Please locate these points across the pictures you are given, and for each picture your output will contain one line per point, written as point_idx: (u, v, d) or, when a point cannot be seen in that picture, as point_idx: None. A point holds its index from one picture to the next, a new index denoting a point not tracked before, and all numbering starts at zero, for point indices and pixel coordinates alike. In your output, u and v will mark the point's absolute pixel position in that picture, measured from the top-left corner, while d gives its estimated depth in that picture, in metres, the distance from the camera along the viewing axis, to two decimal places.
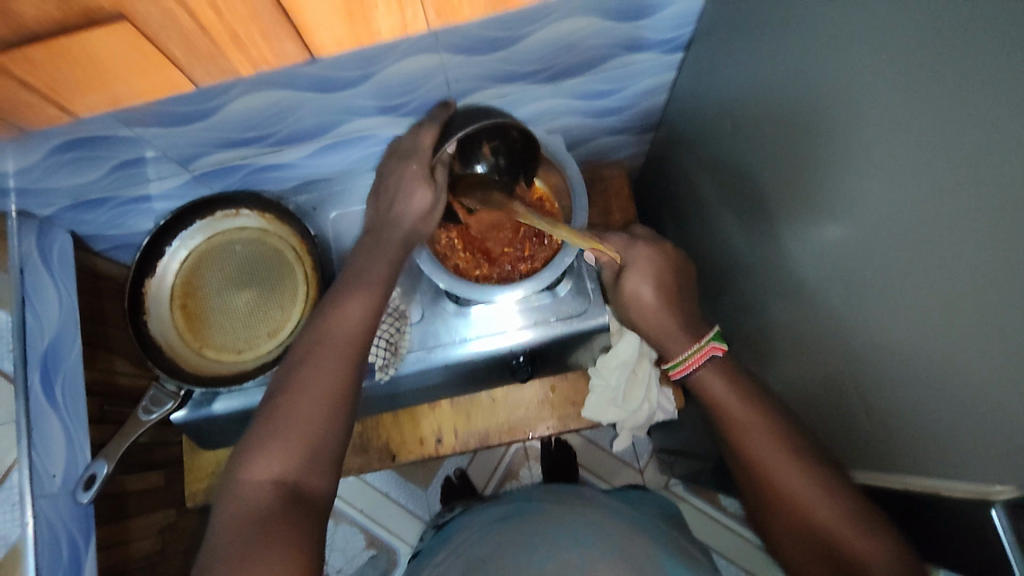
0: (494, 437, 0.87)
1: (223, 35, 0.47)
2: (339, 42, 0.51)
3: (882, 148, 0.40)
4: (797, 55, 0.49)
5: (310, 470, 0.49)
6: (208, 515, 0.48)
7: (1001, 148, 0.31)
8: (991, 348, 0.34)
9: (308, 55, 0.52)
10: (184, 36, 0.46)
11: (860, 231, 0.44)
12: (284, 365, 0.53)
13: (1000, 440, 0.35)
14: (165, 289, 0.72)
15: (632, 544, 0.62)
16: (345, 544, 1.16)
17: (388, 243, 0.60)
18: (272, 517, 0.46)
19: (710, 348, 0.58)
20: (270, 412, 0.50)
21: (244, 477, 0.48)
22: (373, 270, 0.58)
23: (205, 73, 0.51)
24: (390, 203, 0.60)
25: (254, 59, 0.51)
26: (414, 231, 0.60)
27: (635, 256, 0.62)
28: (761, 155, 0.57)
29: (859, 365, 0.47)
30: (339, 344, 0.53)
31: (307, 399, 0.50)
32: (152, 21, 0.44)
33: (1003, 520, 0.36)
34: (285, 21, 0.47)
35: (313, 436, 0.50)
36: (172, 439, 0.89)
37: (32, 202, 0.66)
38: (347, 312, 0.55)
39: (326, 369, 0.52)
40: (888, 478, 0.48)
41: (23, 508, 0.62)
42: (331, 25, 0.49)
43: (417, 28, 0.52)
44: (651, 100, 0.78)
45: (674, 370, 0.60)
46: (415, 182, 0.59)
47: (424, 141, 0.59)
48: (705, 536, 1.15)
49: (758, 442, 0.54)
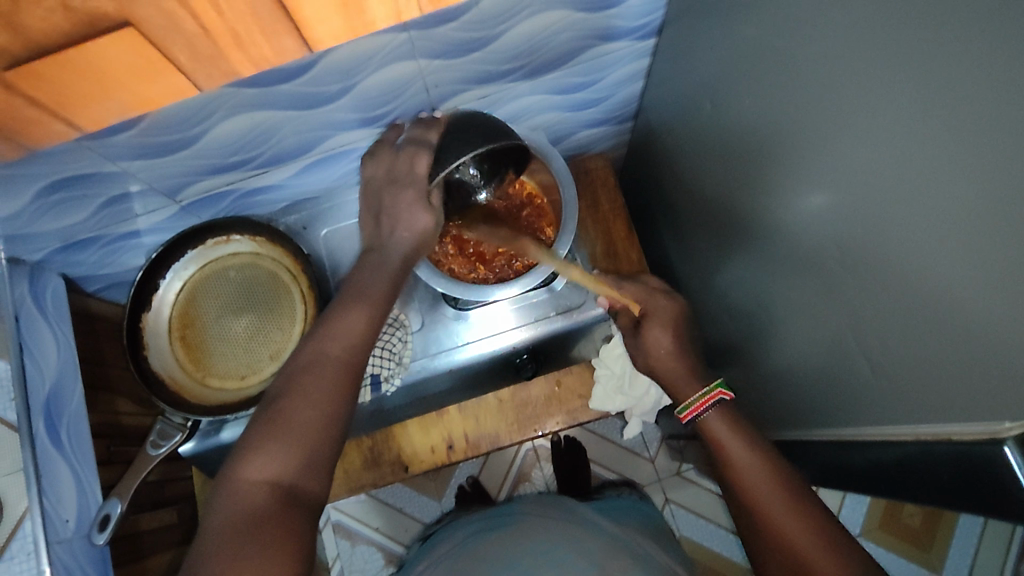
0: (505, 437, 0.87)
1: (224, 34, 0.45)
2: (336, 35, 0.50)
3: (861, 107, 0.41)
4: (768, 27, 0.50)
5: (307, 474, 0.48)
6: (204, 511, 0.47)
7: (981, 92, 0.32)
8: (989, 286, 0.35)
9: (305, 52, 0.51)
10: (188, 39, 0.45)
11: (845, 193, 0.45)
12: (287, 366, 0.52)
13: (1005, 378, 0.35)
14: (162, 322, 0.72)
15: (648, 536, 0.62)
16: (363, 564, 1.16)
17: (389, 257, 0.57)
18: (269, 520, 0.45)
19: (717, 394, 0.57)
20: (271, 414, 0.49)
21: (242, 476, 0.47)
22: (374, 280, 0.56)
23: (207, 77, 0.49)
24: (388, 227, 0.57)
25: (255, 59, 0.49)
26: (415, 249, 0.58)
27: (658, 308, 0.64)
28: (740, 128, 0.58)
29: (860, 324, 0.47)
30: (338, 353, 0.52)
31: (306, 402, 0.49)
32: (156, 24, 0.43)
33: (1016, 455, 0.37)
34: (285, 16, 0.45)
35: (312, 438, 0.48)
36: (181, 474, 0.88)
37: (22, 248, 0.65)
38: (347, 321, 0.53)
39: (327, 376, 0.50)
40: (899, 429, 0.47)
41: (40, 557, 0.62)
42: (329, 17, 0.47)
43: (410, 15, 0.51)
44: (628, 89, 0.79)
45: (683, 413, 0.59)
46: (413, 209, 0.57)
47: (420, 167, 0.56)
48: (719, 517, 1.17)
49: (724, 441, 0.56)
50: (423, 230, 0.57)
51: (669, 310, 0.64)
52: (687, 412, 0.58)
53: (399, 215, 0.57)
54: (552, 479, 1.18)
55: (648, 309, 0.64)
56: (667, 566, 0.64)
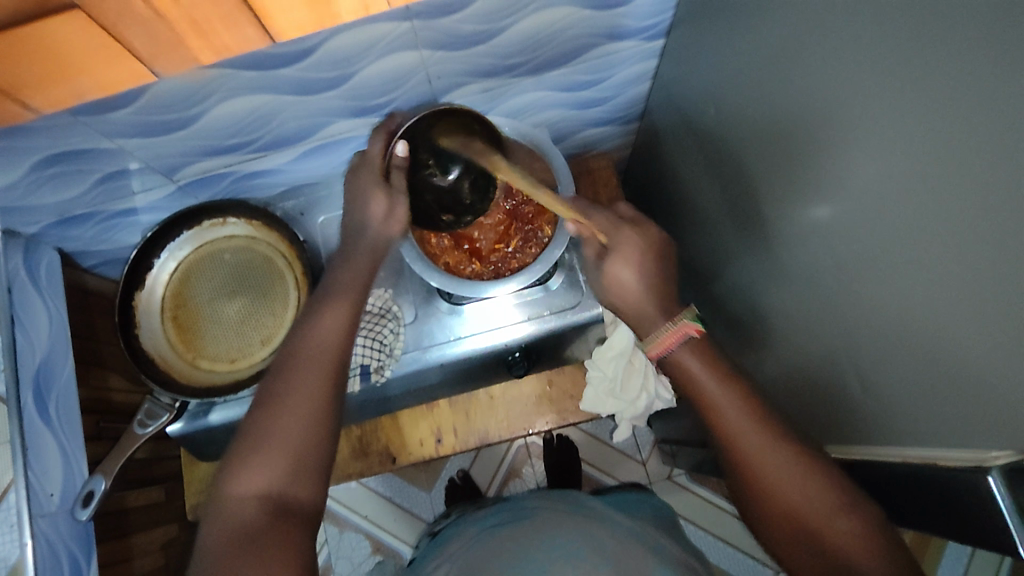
0: (493, 435, 0.89)
1: (181, 21, 0.44)
2: (300, 26, 0.49)
3: (864, 124, 0.40)
4: (777, 36, 0.49)
5: (296, 482, 0.47)
6: (197, 533, 0.47)
7: (988, 117, 0.31)
8: (985, 315, 0.34)
9: (268, 41, 0.50)
10: (145, 25, 0.44)
11: (845, 209, 0.44)
12: (265, 377, 0.52)
13: (996, 409, 0.35)
14: (155, 302, 0.72)
15: (636, 549, 0.61)
16: (350, 551, 1.16)
17: (358, 251, 0.58)
18: (264, 533, 0.44)
19: (683, 327, 0.54)
20: (250, 427, 0.49)
21: (232, 492, 0.46)
22: (350, 276, 0.57)
23: (168, 64, 0.49)
24: (350, 214, 0.59)
25: (216, 46, 0.48)
26: (380, 238, 0.58)
27: (623, 238, 0.58)
28: (744, 139, 0.57)
29: (852, 342, 0.47)
30: (318, 358, 0.51)
31: (287, 411, 0.49)
32: (109, 9, 0.42)
33: (999, 485, 0.36)
34: (243, 5, 0.44)
35: (298, 446, 0.48)
36: (169, 453, 0.89)
37: (17, 220, 0.65)
38: (323, 326, 0.53)
39: (310, 382, 0.50)
40: (889, 452, 0.47)
41: (22, 529, 0.61)
42: (292, 8, 0.46)
43: (379, 8, 0.50)
44: (635, 89, 0.78)
45: (649, 350, 0.56)
46: (373, 191, 0.58)
47: (373, 147, 0.60)
48: (709, 525, 1.16)
49: (754, 443, 0.50)
50: (388, 212, 0.58)
51: (649, 240, 0.59)
52: (653, 349, 0.55)
53: (359, 200, 0.58)
54: (541, 476, 1.19)
55: (612, 240, 0.58)
56: (679, 559, 0.64)
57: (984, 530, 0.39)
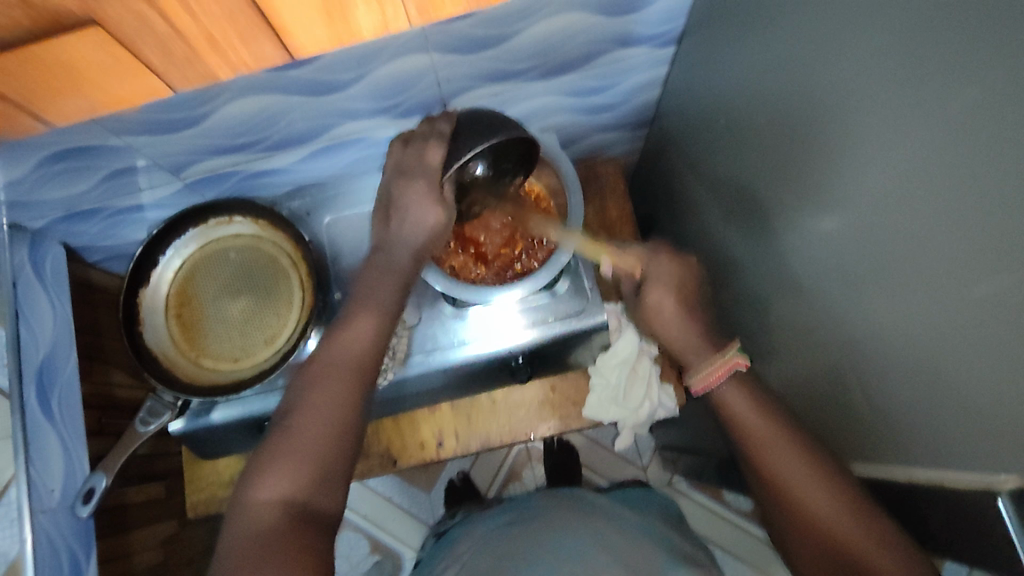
0: (495, 440, 0.88)
1: (198, 36, 0.45)
2: (317, 43, 0.50)
3: (875, 140, 0.40)
4: (788, 47, 0.48)
5: (320, 489, 0.48)
6: (219, 532, 0.47)
7: (1000, 139, 0.31)
8: (993, 338, 0.33)
9: (286, 57, 0.51)
10: (160, 39, 0.44)
11: (854, 224, 0.44)
12: (297, 380, 0.52)
13: (1004, 435, 0.34)
14: (160, 299, 0.72)
15: (643, 546, 0.60)
16: (348, 551, 1.16)
17: (396, 261, 0.55)
18: (286, 537, 0.45)
19: (733, 360, 0.54)
20: (280, 431, 0.50)
21: (256, 495, 0.47)
22: (382, 288, 0.55)
23: (181, 77, 0.49)
24: (396, 222, 0.54)
25: (232, 62, 0.49)
26: (421, 248, 0.55)
27: (661, 268, 0.58)
28: (753, 149, 0.57)
29: (858, 359, 0.46)
30: (349, 365, 0.52)
31: (316, 418, 0.49)
32: (126, 25, 0.42)
33: (1010, 511, 0.36)
34: (261, 22, 0.45)
35: (325, 453, 0.49)
36: (171, 450, 0.89)
37: (24, 215, 0.65)
38: (357, 332, 0.53)
39: (340, 389, 0.51)
40: (895, 471, 0.46)
41: (23, 524, 0.62)
42: (309, 26, 0.47)
43: (397, 28, 0.51)
44: (644, 95, 0.77)
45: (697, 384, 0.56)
46: (423, 202, 0.53)
47: (432, 158, 0.53)
48: (709, 533, 1.15)
49: (778, 457, 0.51)
50: (433, 225, 0.54)
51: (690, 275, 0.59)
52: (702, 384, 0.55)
53: (404, 210, 0.54)
54: (541, 480, 1.18)
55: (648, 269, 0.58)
56: (689, 553, 0.64)
57: (996, 553, 0.38)
